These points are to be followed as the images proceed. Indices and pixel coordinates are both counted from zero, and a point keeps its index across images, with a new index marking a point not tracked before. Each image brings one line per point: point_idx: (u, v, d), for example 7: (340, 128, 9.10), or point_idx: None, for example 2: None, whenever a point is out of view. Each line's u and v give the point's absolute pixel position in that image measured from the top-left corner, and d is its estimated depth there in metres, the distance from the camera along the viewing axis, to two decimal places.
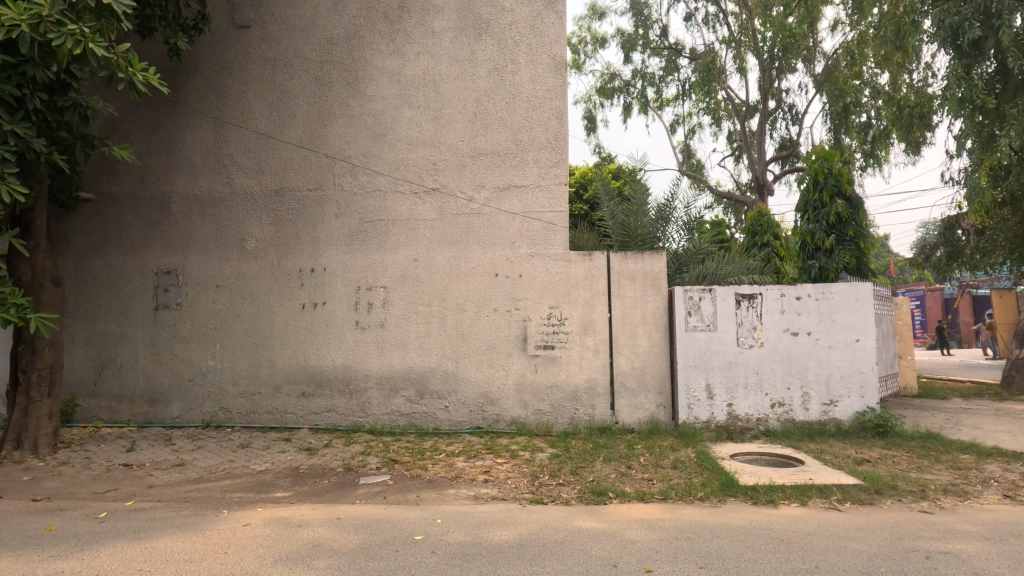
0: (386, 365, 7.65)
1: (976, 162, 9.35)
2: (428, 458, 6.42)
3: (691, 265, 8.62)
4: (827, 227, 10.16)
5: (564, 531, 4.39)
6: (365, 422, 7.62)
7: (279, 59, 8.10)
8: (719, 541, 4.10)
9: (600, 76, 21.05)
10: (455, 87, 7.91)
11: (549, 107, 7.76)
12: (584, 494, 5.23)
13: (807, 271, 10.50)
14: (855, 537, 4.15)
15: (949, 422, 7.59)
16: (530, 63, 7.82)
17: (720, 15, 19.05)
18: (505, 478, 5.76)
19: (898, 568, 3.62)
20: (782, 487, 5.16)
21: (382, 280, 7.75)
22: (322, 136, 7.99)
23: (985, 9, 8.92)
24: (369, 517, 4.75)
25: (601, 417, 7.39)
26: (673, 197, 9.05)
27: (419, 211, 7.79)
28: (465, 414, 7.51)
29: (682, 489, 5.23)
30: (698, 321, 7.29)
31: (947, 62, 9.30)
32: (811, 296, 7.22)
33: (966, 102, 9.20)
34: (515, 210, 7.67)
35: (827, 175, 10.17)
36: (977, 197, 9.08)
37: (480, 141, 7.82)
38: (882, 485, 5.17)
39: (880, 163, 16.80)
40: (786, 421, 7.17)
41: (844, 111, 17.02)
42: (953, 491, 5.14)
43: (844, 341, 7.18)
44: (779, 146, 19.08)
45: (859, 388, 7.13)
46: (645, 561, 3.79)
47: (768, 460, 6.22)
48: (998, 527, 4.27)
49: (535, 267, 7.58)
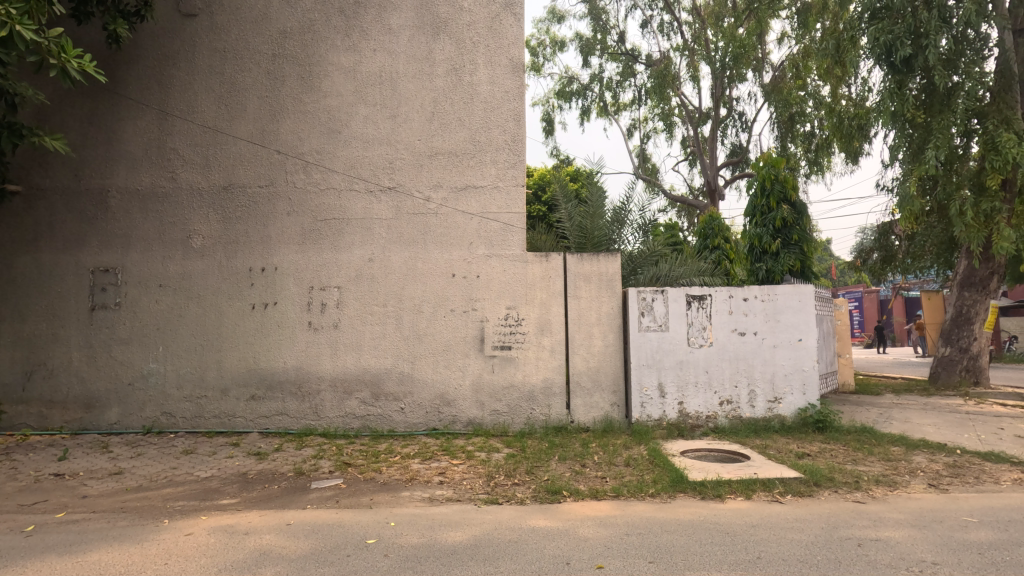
0: (339, 367, 7.50)
1: (906, 172, 9.94)
2: (383, 460, 6.32)
3: (645, 266, 8.83)
4: (773, 231, 10.62)
5: (519, 530, 4.42)
6: (318, 425, 7.46)
7: (228, 50, 7.83)
8: (669, 536, 4.21)
9: (559, 79, 21.30)
10: (412, 86, 7.83)
11: (507, 109, 7.79)
12: (539, 494, 5.27)
13: (754, 274, 10.92)
14: (794, 528, 4.35)
15: (882, 417, 8.04)
16: (487, 65, 7.83)
17: (674, 23, 19.57)
18: (461, 479, 5.74)
19: (833, 555, 3.81)
20: (728, 481, 5.36)
21: (336, 280, 7.59)
22: (273, 131, 7.76)
23: (915, 29, 9.53)
24: (320, 522, 4.65)
25: (557, 416, 7.47)
26: (628, 201, 9.25)
27: (375, 211, 7.67)
28: (421, 415, 7.45)
29: (634, 486, 5.36)
30: (650, 321, 7.47)
31: (881, 78, 9.87)
32: (757, 297, 7.52)
33: (899, 116, 9.73)
34: (472, 210, 7.66)
35: (774, 181, 10.62)
36: (908, 205, 9.75)
37: (438, 140, 7.77)
38: (820, 477, 5.45)
39: (823, 170, 17.59)
40: (734, 418, 7.44)
41: (790, 120, 17.78)
42: (884, 481, 5.46)
43: (787, 340, 7.50)
44: (730, 152, 19.72)
45: (801, 386, 7.47)
46: (597, 558, 3.86)
47: (716, 456, 6.43)
48: (923, 515, 4.56)
49: (493, 268, 7.59)
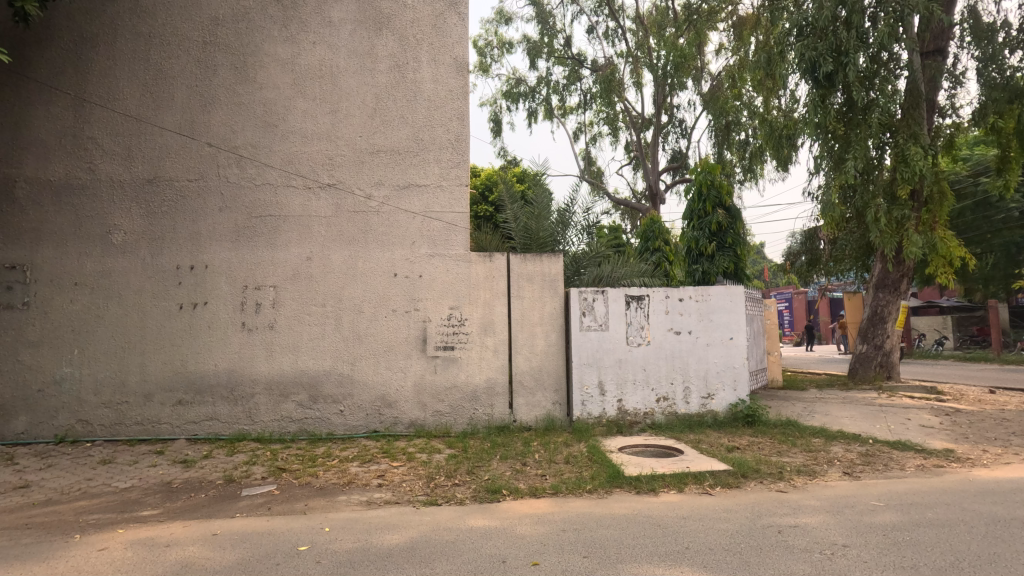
0: (275, 369, 7.25)
1: (828, 181, 10.62)
2: (320, 464, 6.15)
3: (588, 267, 8.99)
4: (709, 234, 11.07)
5: (457, 531, 4.40)
6: (252, 430, 7.17)
7: (154, 35, 7.41)
8: (604, 530, 4.31)
9: (507, 80, 21.41)
10: (353, 81, 7.66)
11: (451, 108, 7.74)
12: (479, 494, 5.28)
13: (692, 275, 11.37)
14: (721, 518, 4.55)
15: (805, 410, 8.54)
16: (431, 63, 7.75)
17: (619, 31, 20.05)
18: (401, 482, 5.66)
19: (754, 542, 4.02)
20: (662, 475, 5.57)
21: (272, 280, 7.32)
22: (204, 123, 7.41)
23: (836, 47, 10.17)
24: (248, 531, 4.48)
25: (499, 416, 7.50)
26: (572, 203, 9.39)
27: (314, 208, 7.45)
28: (361, 418, 7.30)
29: (573, 483, 5.46)
30: (591, 321, 7.63)
31: (806, 91, 10.46)
32: (692, 298, 7.80)
33: (821, 127, 10.38)
34: (415, 209, 7.56)
35: (710, 186, 11.07)
36: (828, 212, 10.45)
37: (380, 137, 7.63)
38: (747, 469, 5.73)
39: (757, 177, 18.47)
40: (670, 414, 7.70)
41: (726, 129, 18.61)
42: (805, 471, 5.81)
43: (719, 339, 7.81)
44: (671, 157, 20.41)
45: (732, 382, 7.82)
46: (533, 555, 3.90)
47: (652, 451, 6.63)
48: (837, 501, 4.89)
49: (435, 267, 7.52)
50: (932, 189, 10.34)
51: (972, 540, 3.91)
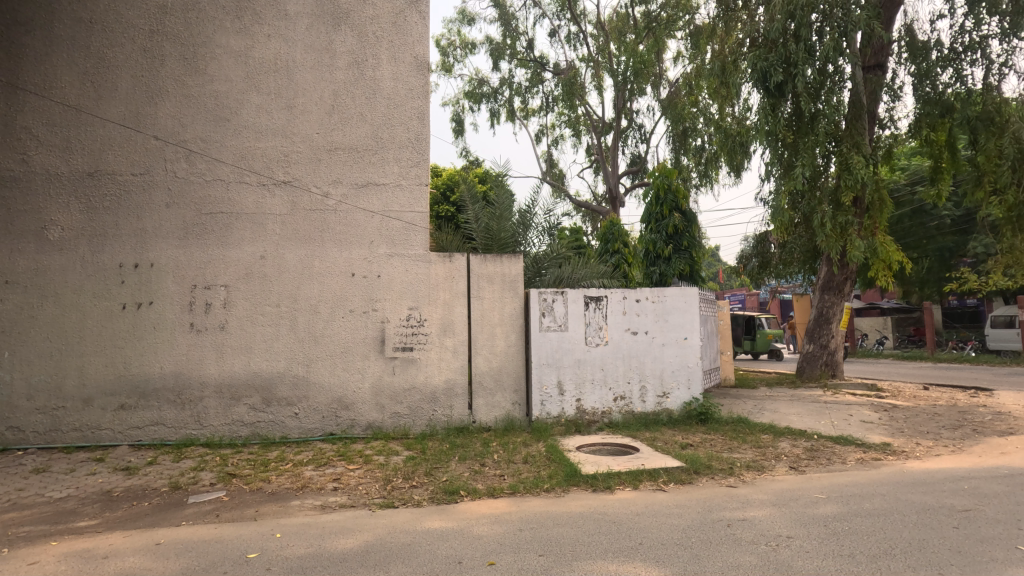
0: (226, 371, 7.01)
1: (778, 187, 11.06)
2: (273, 469, 5.98)
3: (549, 269, 9.06)
4: (666, 237, 11.34)
5: (413, 533, 4.36)
6: (201, 435, 6.92)
7: (96, 22, 7.08)
8: (560, 529, 4.36)
9: (469, 81, 21.39)
10: (310, 77, 7.49)
11: (411, 107, 7.64)
12: (436, 495, 5.25)
13: (649, 277, 11.62)
14: (674, 513, 4.66)
15: (756, 408, 8.84)
16: (391, 61, 7.64)
17: (580, 35, 20.32)
18: (357, 485, 5.56)
19: (705, 536, 4.14)
20: (618, 473, 5.67)
21: (222, 279, 7.08)
22: (150, 115, 7.11)
23: (786, 59, 10.59)
24: (194, 539, 4.32)
25: (458, 417, 7.47)
26: (534, 204, 9.45)
27: (268, 205, 7.25)
28: (317, 420, 7.14)
29: (530, 482, 5.49)
30: (551, 321, 7.69)
31: (758, 100, 10.85)
32: (648, 299, 7.96)
33: (772, 135, 10.78)
34: (373, 208, 7.44)
35: (666, 191, 11.34)
36: (779, 217, 10.88)
37: (338, 134, 7.48)
38: (699, 465, 5.89)
39: (712, 182, 19.03)
40: (627, 412, 7.84)
41: (683, 134, 19.10)
42: (754, 466, 6.02)
43: (674, 339, 8.00)
44: (631, 161, 20.81)
45: (686, 381, 8.02)
46: (490, 555, 3.91)
47: (609, 449, 6.74)
48: (783, 494, 5.09)
49: (394, 267, 7.42)
50: (873, 196, 10.84)
51: (905, 528, 4.13)
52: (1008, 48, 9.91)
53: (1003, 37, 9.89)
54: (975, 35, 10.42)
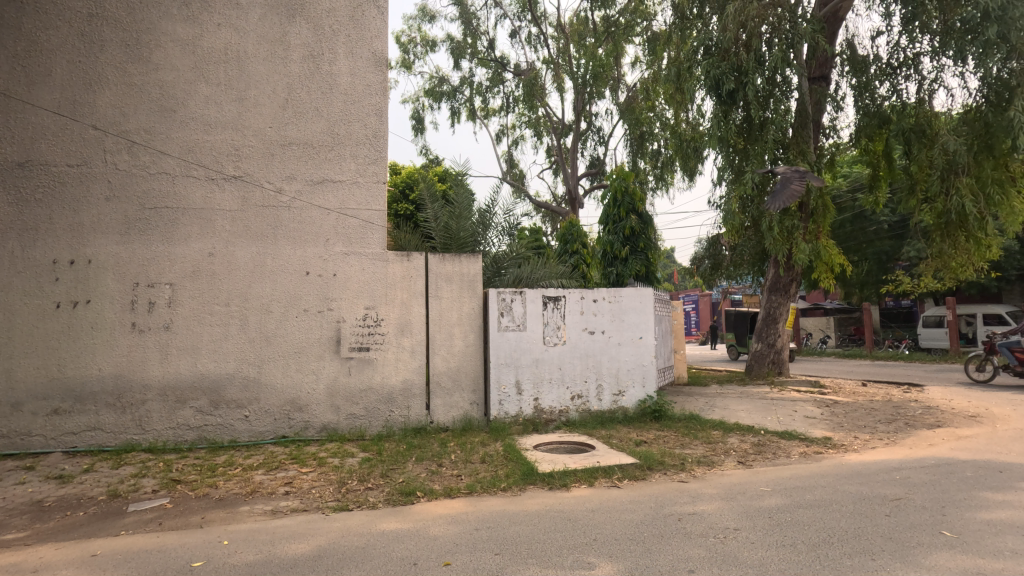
0: (171, 373, 6.72)
1: (730, 191, 11.48)
2: (220, 474, 5.77)
3: (508, 269, 9.08)
4: (623, 239, 11.56)
5: (367, 535, 4.30)
6: (143, 440, 6.62)
7: (27, 2, 6.66)
8: (516, 527, 4.38)
9: (430, 79, 21.24)
10: (263, 68, 7.27)
11: (369, 103, 7.50)
12: (392, 496, 5.19)
13: (606, 277, 11.84)
14: (628, 509, 4.77)
15: (707, 405, 9.13)
16: (348, 56, 7.49)
17: (541, 37, 20.46)
18: (309, 488, 5.43)
19: (656, 530, 4.25)
20: (574, 471, 5.75)
21: (167, 277, 6.78)
22: (88, 103, 6.75)
23: (738, 67, 10.96)
24: (134, 549, 4.12)
25: (416, 417, 7.40)
26: (493, 204, 9.46)
27: (217, 200, 6.99)
28: (268, 423, 6.93)
29: (487, 482, 5.49)
30: (509, 321, 7.72)
31: (711, 107, 11.21)
32: (605, 299, 8.10)
33: (724, 141, 11.20)
34: (329, 205, 7.28)
35: (624, 193, 11.56)
36: (730, 220, 11.32)
37: (292, 129, 7.29)
38: (652, 462, 6.04)
39: (668, 186, 19.51)
40: (583, 411, 7.95)
41: (641, 138, 19.49)
42: (704, 462, 6.22)
43: (630, 338, 8.16)
44: (590, 163, 21.10)
45: (641, 379, 8.20)
46: (445, 555, 3.89)
47: (566, 448, 6.82)
48: (731, 488, 5.27)
49: (351, 266, 7.28)
50: (817, 202, 11.34)
51: (842, 517, 4.36)
52: (938, 65, 10.57)
53: (934, 55, 10.54)
54: (909, 52, 11.05)
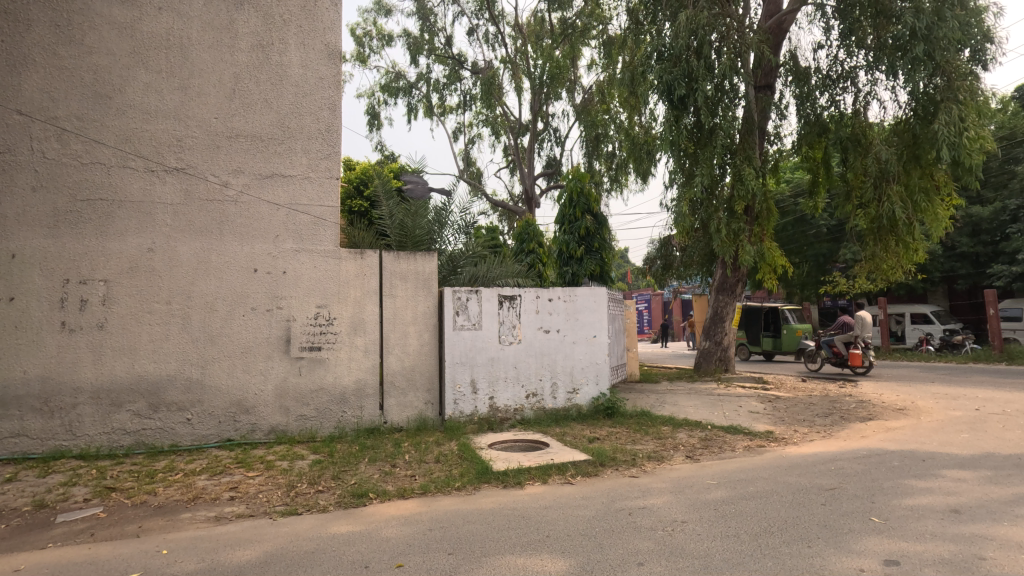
0: (105, 375, 6.36)
1: (681, 194, 11.84)
2: (160, 480, 5.51)
3: (464, 267, 9.05)
4: (578, 239, 11.71)
5: (317, 539, 4.19)
6: (74, 446, 6.25)
7: None
8: (470, 526, 4.38)
9: (386, 74, 20.89)
10: (208, 57, 6.97)
11: (322, 96, 7.31)
12: (344, 499, 5.08)
13: (562, 276, 11.99)
14: (581, 505, 4.84)
15: (658, 401, 9.37)
16: (299, 47, 7.27)
17: (499, 36, 20.46)
18: (256, 493, 5.25)
19: (607, 525, 4.35)
20: (528, 469, 5.80)
21: (101, 273, 6.41)
22: (14, 87, 6.37)
23: (689, 74, 11.27)
24: (62, 562, 3.89)
25: (369, 417, 7.27)
26: (449, 202, 9.42)
27: (157, 193, 6.66)
28: (212, 426, 6.66)
29: (441, 481, 5.47)
30: (464, 320, 7.70)
31: (664, 111, 11.51)
32: (560, 298, 8.19)
33: (675, 145, 11.53)
34: (279, 200, 7.05)
35: (579, 194, 11.71)
36: (681, 222, 11.68)
37: (239, 120, 7.01)
38: (605, 458, 6.16)
39: (622, 187, 19.89)
40: (538, 409, 8.02)
41: (596, 140, 19.78)
42: (654, 457, 6.39)
43: (584, 337, 8.29)
44: (546, 163, 21.29)
45: (595, 377, 8.34)
46: (398, 557, 3.84)
47: (520, 446, 6.86)
48: (679, 482, 5.44)
49: (301, 263, 7.07)
50: (762, 206, 11.83)
51: (782, 507, 4.57)
52: (872, 79, 11.22)
53: (868, 68, 11.19)
54: (847, 65, 11.69)
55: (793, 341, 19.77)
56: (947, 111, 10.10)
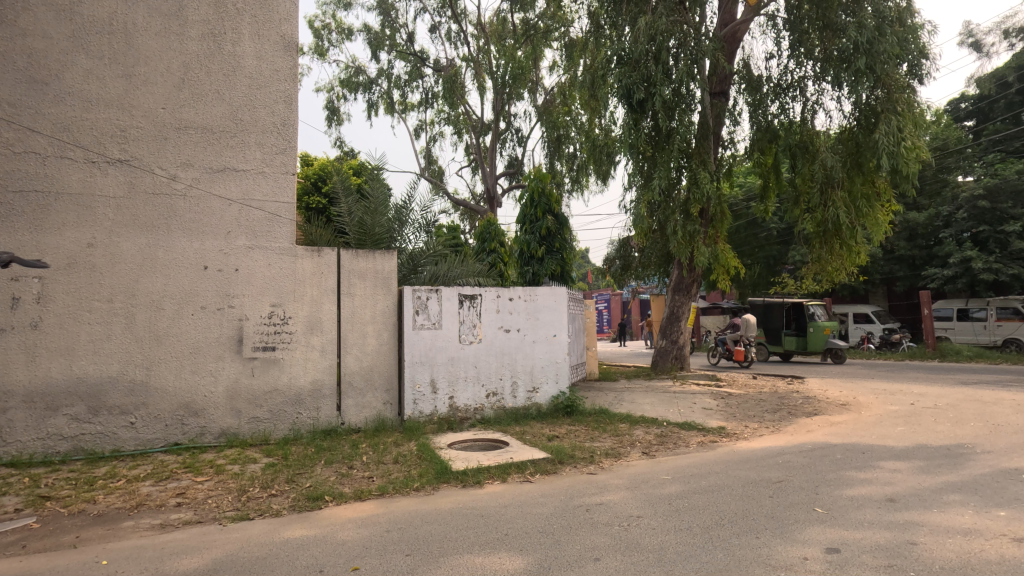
0: (40, 377, 6.02)
1: (639, 196, 12.09)
2: (100, 487, 5.24)
3: (425, 266, 8.97)
4: (539, 238, 11.79)
5: (268, 545, 4.07)
6: (4, 453, 5.89)
7: None
8: (428, 527, 4.35)
9: (345, 68, 20.49)
10: (155, 44, 6.67)
11: (277, 89, 7.09)
12: (298, 502, 4.96)
13: (523, 276, 12.06)
14: (539, 503, 4.88)
15: (616, 399, 9.54)
16: (254, 37, 7.04)
17: (461, 34, 20.37)
18: (205, 499, 5.06)
19: (564, 521, 4.40)
20: (487, 468, 5.80)
21: (36, 269, 6.06)
22: None
23: (648, 78, 11.51)
24: None
25: (326, 419, 7.12)
26: (410, 200, 9.31)
27: (99, 185, 6.33)
28: (158, 430, 6.39)
29: (400, 482, 5.41)
30: (424, 320, 7.63)
31: (623, 114, 11.72)
32: (520, 298, 8.22)
33: (634, 147, 11.77)
34: (231, 195, 6.82)
35: (540, 194, 11.78)
36: (639, 224, 11.93)
37: (189, 111, 6.74)
38: (564, 456, 6.22)
39: (583, 189, 20.14)
40: (498, 408, 8.03)
41: (558, 141, 19.97)
42: (612, 454, 6.50)
43: (544, 336, 8.35)
44: (508, 163, 21.34)
45: (554, 376, 8.41)
46: (353, 560, 3.78)
47: (480, 445, 6.86)
48: (635, 478, 5.56)
49: (254, 260, 6.85)
50: (716, 209, 12.19)
51: (732, 500, 4.74)
52: (819, 89, 11.74)
53: (816, 79, 11.71)
54: (796, 75, 12.20)
55: (820, 340, 17.85)
56: (887, 122, 10.70)
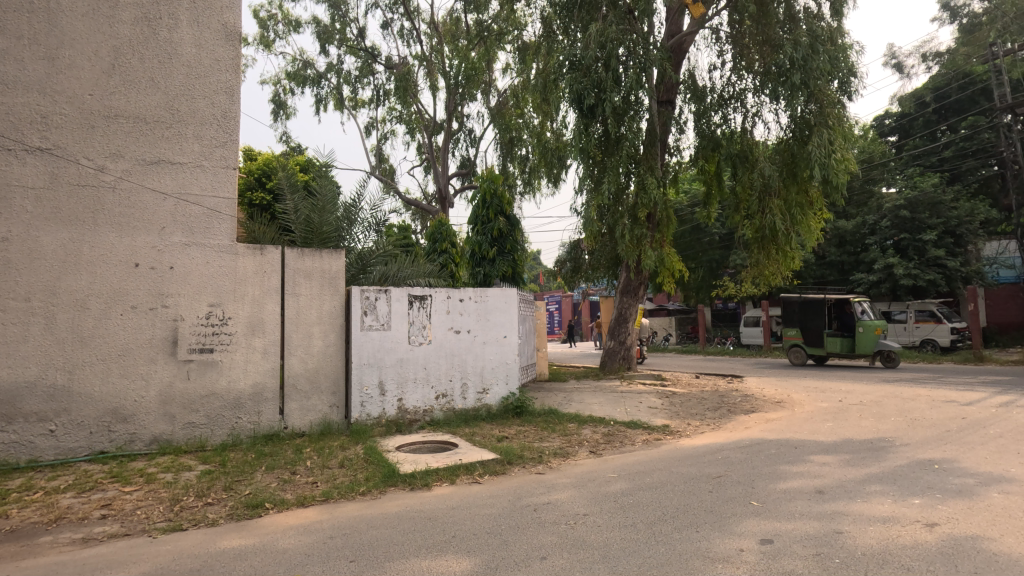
0: None
1: (589, 200, 12.30)
2: (14, 501, 4.86)
3: (374, 266, 8.80)
4: (491, 240, 11.80)
5: (203, 556, 3.89)
6: None
7: None
8: (374, 532, 4.26)
9: (292, 61, 19.86)
10: (82, 26, 6.26)
11: (217, 80, 6.79)
12: (236, 510, 4.75)
13: (474, 277, 12.07)
14: (487, 504, 4.88)
15: (565, 400, 9.65)
16: (192, 24, 6.72)
17: (414, 32, 20.12)
18: (133, 510, 4.77)
19: (512, 522, 4.41)
20: (436, 470, 5.75)
21: None
22: None
23: (598, 84, 11.72)
24: None
25: (268, 423, 6.87)
26: (359, 198, 9.12)
27: (16, 175, 5.88)
28: (82, 438, 5.98)
29: (345, 487, 5.29)
30: (372, 321, 7.49)
31: (574, 119, 11.87)
32: (471, 298, 8.20)
33: (584, 152, 11.97)
34: (166, 189, 6.48)
35: (492, 195, 11.76)
36: (588, 227, 12.14)
37: (119, 99, 6.35)
38: (513, 456, 6.24)
39: (535, 191, 20.30)
40: (448, 410, 7.98)
41: (510, 143, 20.07)
42: (560, 453, 6.57)
43: (494, 337, 8.35)
44: (460, 164, 21.23)
45: (505, 377, 8.44)
46: (295, 568, 3.66)
47: (429, 447, 6.78)
48: (583, 476, 5.65)
49: (191, 258, 6.53)
50: (663, 214, 12.55)
51: (675, 496, 4.88)
52: (759, 101, 12.30)
53: (755, 92, 12.27)
54: (737, 87, 12.75)
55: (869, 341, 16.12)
56: (820, 135, 11.37)
